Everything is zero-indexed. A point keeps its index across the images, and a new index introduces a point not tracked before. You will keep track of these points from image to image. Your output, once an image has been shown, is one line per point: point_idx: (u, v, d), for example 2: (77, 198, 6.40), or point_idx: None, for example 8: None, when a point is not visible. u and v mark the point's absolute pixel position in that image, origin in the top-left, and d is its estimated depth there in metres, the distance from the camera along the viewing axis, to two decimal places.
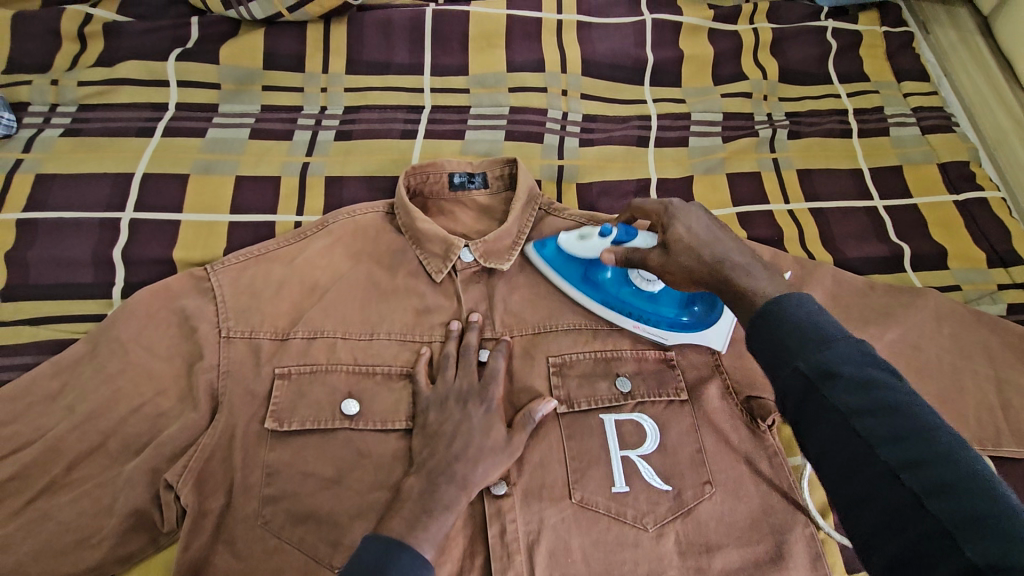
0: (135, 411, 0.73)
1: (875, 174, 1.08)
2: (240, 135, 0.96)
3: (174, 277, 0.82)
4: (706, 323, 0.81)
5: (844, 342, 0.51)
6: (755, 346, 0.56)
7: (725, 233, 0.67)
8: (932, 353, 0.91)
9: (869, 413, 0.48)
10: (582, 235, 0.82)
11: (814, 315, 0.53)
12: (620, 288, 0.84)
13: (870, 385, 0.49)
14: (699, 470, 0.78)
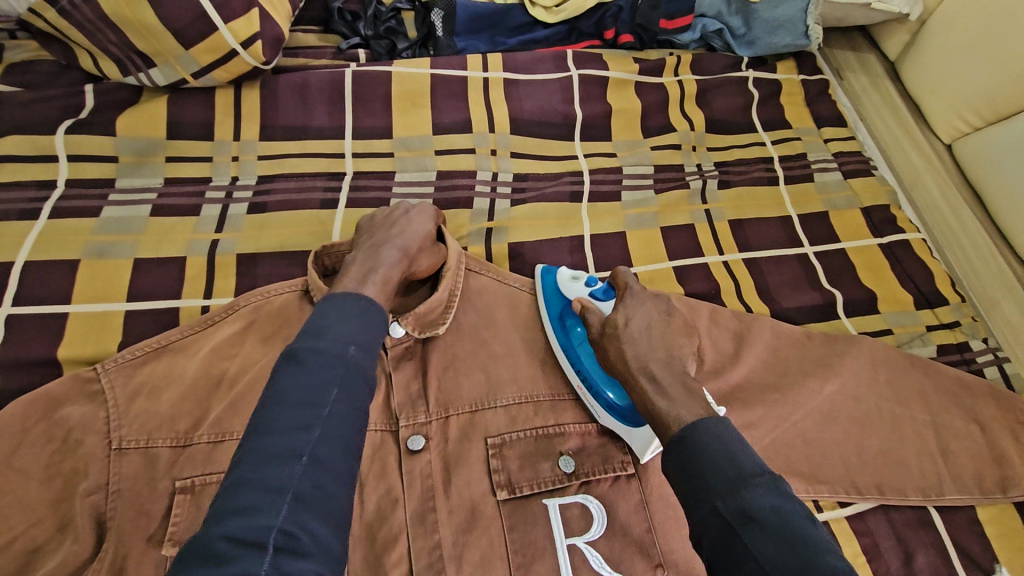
0: (4, 549, 0.63)
1: (803, 220, 1.10)
2: (139, 213, 0.88)
3: (56, 381, 0.73)
4: (636, 419, 0.77)
5: (761, 485, 0.52)
6: (676, 480, 0.57)
7: (659, 335, 0.73)
8: (872, 402, 0.90)
9: (788, 566, 0.48)
10: (576, 275, 0.87)
11: (733, 452, 0.55)
12: (581, 343, 0.82)
13: (786, 535, 0.49)
14: (649, 553, 0.74)
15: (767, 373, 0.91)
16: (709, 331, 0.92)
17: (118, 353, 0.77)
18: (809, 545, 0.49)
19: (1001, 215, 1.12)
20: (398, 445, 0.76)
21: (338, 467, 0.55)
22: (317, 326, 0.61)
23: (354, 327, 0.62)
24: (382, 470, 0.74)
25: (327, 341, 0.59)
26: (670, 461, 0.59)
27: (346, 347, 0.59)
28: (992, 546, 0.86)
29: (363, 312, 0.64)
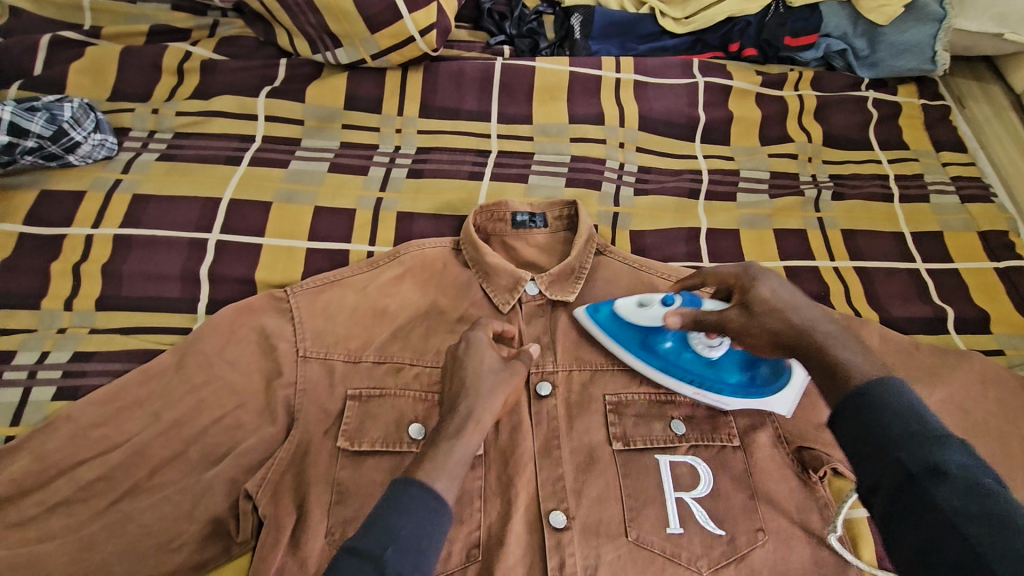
0: (216, 422, 0.77)
1: (916, 237, 1.13)
2: (320, 168, 1.03)
3: (255, 296, 0.86)
4: (771, 389, 0.82)
5: (956, 448, 0.53)
6: (852, 433, 0.58)
7: (806, 301, 0.70)
8: (978, 415, 0.92)
9: (979, 520, 0.49)
10: (642, 302, 0.84)
11: (924, 415, 0.56)
12: (681, 355, 0.84)
13: (977, 490, 0.50)
14: (752, 517, 0.80)
15: None
16: None
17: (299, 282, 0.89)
18: (997, 500, 0.49)
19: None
20: (527, 388, 0.85)
21: None
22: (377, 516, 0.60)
23: (407, 530, 0.59)
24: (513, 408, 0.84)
25: (367, 539, 0.59)
26: (840, 417, 0.60)
27: (386, 548, 0.58)
28: None
29: (430, 506, 0.62)
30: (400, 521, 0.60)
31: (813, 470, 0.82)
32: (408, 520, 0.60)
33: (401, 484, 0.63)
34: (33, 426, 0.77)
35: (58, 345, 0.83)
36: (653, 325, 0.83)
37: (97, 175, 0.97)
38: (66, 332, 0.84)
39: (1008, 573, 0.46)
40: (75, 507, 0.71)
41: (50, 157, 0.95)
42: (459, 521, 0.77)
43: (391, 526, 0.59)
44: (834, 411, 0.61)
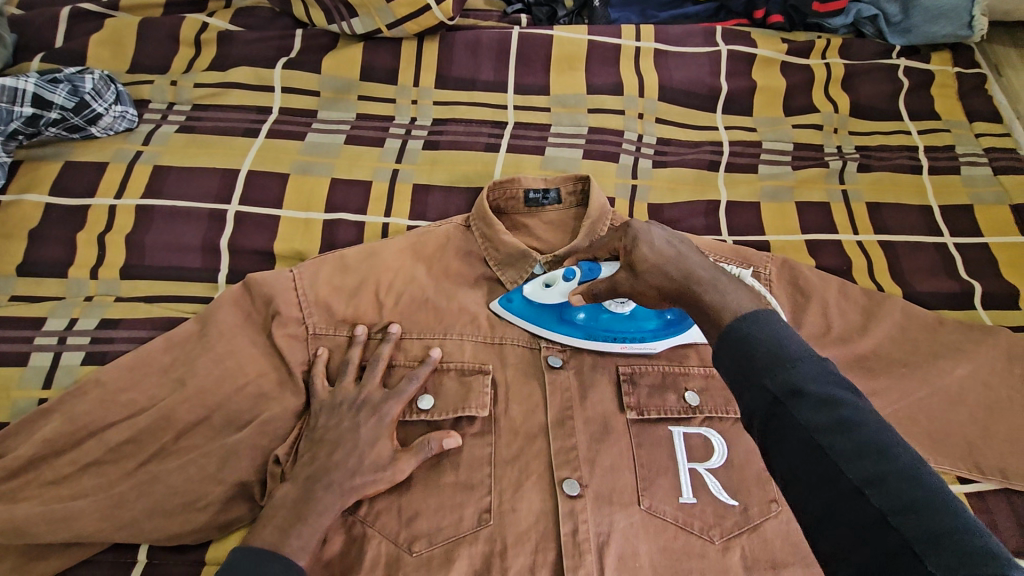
0: (239, 389, 0.78)
1: (944, 211, 1.09)
2: (336, 140, 1.03)
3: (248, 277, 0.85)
4: (685, 323, 0.86)
5: (820, 372, 0.50)
6: (726, 360, 0.55)
7: (687, 247, 0.65)
8: (1003, 393, 0.90)
9: (839, 440, 0.47)
10: (547, 282, 0.85)
11: (791, 340, 0.53)
12: (598, 320, 0.85)
13: (839, 408, 0.49)
14: (766, 488, 0.80)
15: (894, 350, 0.93)
16: (836, 304, 0.95)
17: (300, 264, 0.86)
18: (850, 410, 0.48)
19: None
20: (540, 360, 0.85)
21: None
22: None
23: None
24: (524, 380, 0.84)
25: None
26: (718, 351, 0.56)
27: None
28: None
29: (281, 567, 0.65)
30: None
31: None
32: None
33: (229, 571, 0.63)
34: (65, 389, 0.78)
35: (86, 313, 0.84)
36: (563, 301, 0.85)
37: (118, 146, 0.98)
38: (94, 300, 0.86)
39: (862, 480, 0.46)
40: (106, 468, 0.73)
41: (72, 129, 0.96)
42: (471, 487, 0.78)
43: None
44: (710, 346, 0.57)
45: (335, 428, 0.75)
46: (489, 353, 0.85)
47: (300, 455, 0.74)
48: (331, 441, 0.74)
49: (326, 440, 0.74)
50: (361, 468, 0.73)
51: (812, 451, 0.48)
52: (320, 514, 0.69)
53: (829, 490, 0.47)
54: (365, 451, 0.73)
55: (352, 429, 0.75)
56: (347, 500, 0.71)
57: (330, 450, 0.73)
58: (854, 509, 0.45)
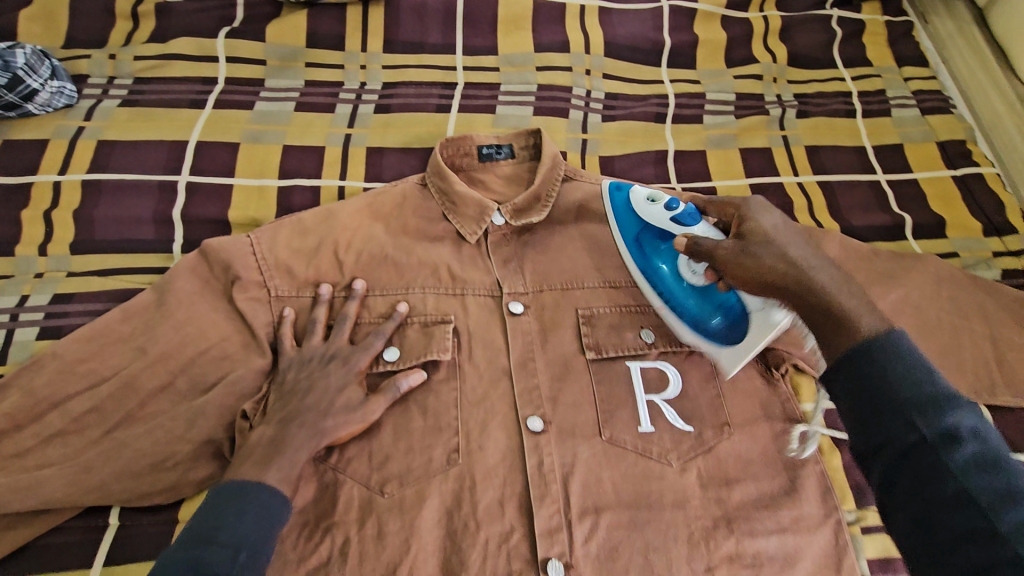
0: (202, 353, 0.79)
1: (877, 151, 1.15)
2: (285, 108, 1.03)
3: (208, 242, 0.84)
4: (726, 333, 0.85)
5: (948, 397, 0.52)
6: (840, 376, 0.57)
7: (795, 232, 0.71)
8: (932, 315, 0.97)
9: (966, 456, 0.51)
10: (654, 198, 0.89)
11: (923, 365, 0.54)
12: (666, 269, 0.89)
13: (965, 435, 0.51)
14: (719, 413, 0.85)
15: None
16: None
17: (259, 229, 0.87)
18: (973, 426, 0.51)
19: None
20: (500, 309, 0.88)
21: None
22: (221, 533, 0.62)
23: (249, 530, 0.62)
24: (486, 328, 0.87)
25: (215, 548, 0.59)
26: (837, 374, 0.57)
27: (239, 554, 0.60)
28: None
29: (268, 506, 0.65)
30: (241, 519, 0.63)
31: (776, 368, 0.89)
32: (249, 522, 0.63)
33: (225, 491, 0.65)
34: (21, 364, 0.76)
35: (37, 290, 0.83)
36: (653, 224, 0.89)
37: (58, 123, 0.95)
38: (44, 276, 0.84)
39: (992, 502, 0.49)
40: (70, 438, 0.73)
41: (8, 106, 0.93)
42: (439, 430, 0.80)
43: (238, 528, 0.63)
44: (828, 373, 0.58)
45: (305, 377, 0.77)
46: (452, 304, 0.87)
47: (270, 404, 0.76)
48: (303, 390, 0.76)
49: (298, 387, 0.76)
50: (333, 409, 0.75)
51: (941, 476, 0.50)
52: (295, 449, 0.71)
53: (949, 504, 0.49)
54: (337, 395, 0.76)
55: (322, 375, 0.77)
56: (319, 441, 0.73)
57: (302, 395, 0.76)
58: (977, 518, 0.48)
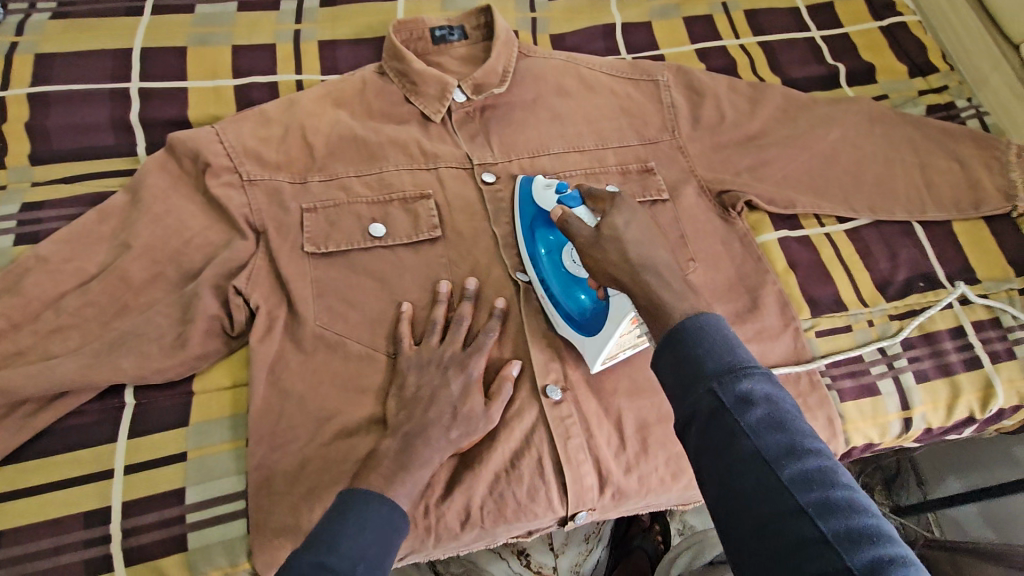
0: (188, 243, 0.79)
1: (811, 10, 1.21)
2: (228, 9, 1.01)
3: (177, 141, 0.83)
4: (590, 330, 0.77)
5: (741, 367, 0.50)
6: (667, 382, 0.53)
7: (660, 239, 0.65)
8: (867, 148, 1.05)
9: (771, 447, 0.47)
10: (550, 184, 0.83)
11: (725, 341, 0.52)
12: (552, 257, 0.81)
13: (758, 399, 0.49)
14: (683, 251, 0.93)
15: (779, 126, 1.05)
16: (727, 96, 1.05)
17: (224, 121, 0.87)
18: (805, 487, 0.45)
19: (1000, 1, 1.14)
20: (473, 179, 0.91)
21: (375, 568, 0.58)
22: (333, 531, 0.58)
23: (370, 547, 0.58)
24: (463, 196, 0.89)
25: (337, 559, 0.56)
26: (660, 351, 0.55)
27: (356, 567, 0.56)
28: (964, 251, 1.01)
29: (390, 520, 0.61)
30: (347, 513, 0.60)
31: (732, 207, 0.97)
32: (369, 539, 0.59)
33: (352, 497, 0.62)
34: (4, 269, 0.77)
35: (5, 201, 0.82)
36: (544, 209, 0.82)
37: None
38: (9, 188, 0.83)
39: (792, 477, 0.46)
40: (68, 332, 0.74)
41: None
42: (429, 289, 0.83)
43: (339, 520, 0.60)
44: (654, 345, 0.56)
45: (426, 385, 0.74)
46: (428, 180, 0.89)
47: (394, 413, 0.73)
48: (423, 396, 0.73)
49: (420, 397, 0.73)
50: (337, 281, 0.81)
51: (736, 439, 0.47)
52: (421, 466, 0.69)
53: (741, 467, 0.47)
54: (458, 408, 0.73)
55: (444, 386, 0.74)
56: (446, 453, 0.71)
57: (425, 407, 0.72)
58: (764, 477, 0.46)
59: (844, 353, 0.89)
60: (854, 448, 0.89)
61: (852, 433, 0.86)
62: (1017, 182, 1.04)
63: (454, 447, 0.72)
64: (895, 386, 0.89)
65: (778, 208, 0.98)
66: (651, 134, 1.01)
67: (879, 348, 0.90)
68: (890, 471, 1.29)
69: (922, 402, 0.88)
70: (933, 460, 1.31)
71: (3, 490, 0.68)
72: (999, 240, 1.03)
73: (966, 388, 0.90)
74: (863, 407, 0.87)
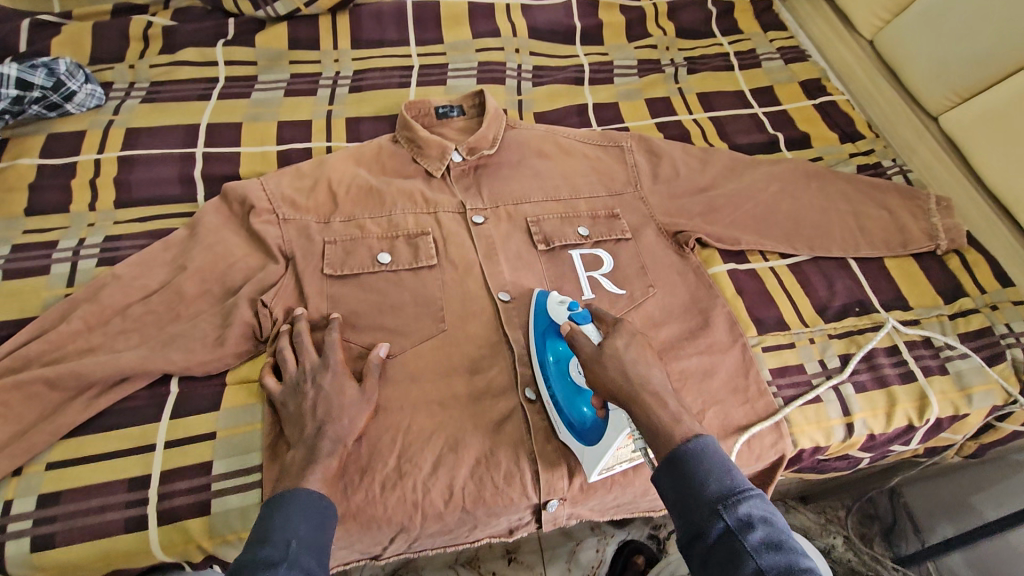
0: (231, 266, 0.98)
1: (753, 92, 1.46)
2: (276, 95, 1.27)
3: (229, 189, 1.04)
4: (591, 440, 0.84)
5: (738, 494, 0.66)
6: (668, 498, 0.69)
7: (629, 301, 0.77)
8: (806, 197, 1.21)
9: (768, 562, 0.62)
10: (563, 303, 0.92)
11: (722, 467, 0.68)
12: (558, 369, 0.89)
13: (755, 521, 0.65)
14: (644, 278, 1.09)
15: (728, 178, 1.23)
16: (682, 158, 1.24)
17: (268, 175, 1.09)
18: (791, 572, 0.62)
19: (912, 81, 1.37)
20: (466, 220, 1.10)
21: (315, 544, 0.70)
22: (266, 531, 0.69)
23: (300, 525, 0.70)
24: (456, 233, 1.08)
25: (271, 545, 0.68)
26: (664, 469, 0.70)
27: (289, 543, 0.68)
28: (897, 283, 1.15)
29: (321, 508, 0.74)
30: (274, 517, 0.71)
31: (686, 245, 1.13)
32: (298, 519, 0.71)
33: (281, 496, 0.74)
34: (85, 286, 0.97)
35: (91, 234, 1.04)
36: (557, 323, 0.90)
37: (92, 118, 1.18)
38: (96, 225, 1.05)
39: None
40: (130, 333, 0.91)
41: (51, 106, 1.14)
42: (425, 305, 0.99)
43: (267, 520, 0.71)
44: (658, 463, 0.71)
45: (306, 399, 0.84)
46: (428, 221, 1.09)
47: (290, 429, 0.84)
48: (308, 405, 0.84)
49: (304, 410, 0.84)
50: (352, 296, 0.99)
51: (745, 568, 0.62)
52: (326, 453, 0.80)
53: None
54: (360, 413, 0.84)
55: (347, 395, 0.85)
56: (342, 448, 0.81)
57: (314, 412, 0.83)
58: (751, 568, 0.62)
59: (803, 397, 0.99)
60: (804, 452, 0.99)
61: (799, 436, 0.97)
62: (939, 225, 1.19)
63: (349, 438, 0.82)
64: (835, 395, 1.00)
65: (725, 245, 1.15)
66: (618, 187, 1.20)
67: (829, 380, 1.01)
68: (887, 521, 1.37)
69: (862, 410, 0.99)
70: (928, 506, 1.35)
71: (72, 455, 0.84)
72: (926, 273, 1.17)
73: (903, 398, 1.01)
74: (807, 413, 0.99)
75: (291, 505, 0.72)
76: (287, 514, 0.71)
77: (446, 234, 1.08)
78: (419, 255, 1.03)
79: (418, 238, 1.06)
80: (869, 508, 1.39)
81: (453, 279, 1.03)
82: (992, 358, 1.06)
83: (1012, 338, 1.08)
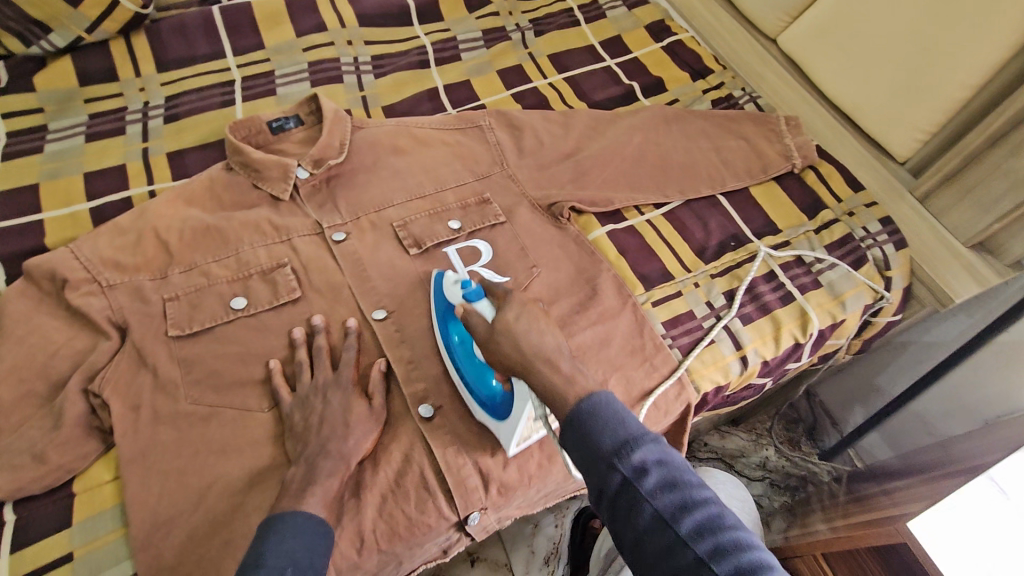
0: (53, 356, 0.84)
1: (602, 44, 1.44)
2: (76, 143, 1.10)
3: (29, 265, 0.89)
4: (503, 415, 0.82)
5: (632, 441, 0.63)
6: (573, 457, 0.66)
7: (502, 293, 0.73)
8: (668, 141, 1.21)
9: (668, 507, 0.60)
10: (455, 280, 0.89)
11: (618, 418, 0.65)
12: (462, 349, 0.88)
13: (652, 467, 0.62)
14: (526, 260, 1.05)
15: (591, 138, 1.21)
16: (541, 126, 1.20)
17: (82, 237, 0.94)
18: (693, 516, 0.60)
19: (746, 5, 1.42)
20: (326, 240, 1.01)
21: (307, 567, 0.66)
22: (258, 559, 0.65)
23: (297, 550, 0.67)
24: (316, 257, 0.99)
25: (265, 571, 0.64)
26: (568, 431, 0.66)
27: (286, 570, 0.65)
28: (764, 209, 1.19)
29: (319, 529, 0.71)
30: (268, 543, 0.67)
31: (561, 216, 1.11)
32: (294, 544, 0.68)
33: (275, 519, 0.70)
34: None
35: None
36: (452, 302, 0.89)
37: None
38: None
39: (685, 531, 0.59)
40: None
41: None
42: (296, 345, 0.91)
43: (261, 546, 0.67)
44: (563, 429, 0.67)
45: (313, 413, 0.81)
46: (282, 251, 0.99)
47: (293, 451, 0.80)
48: (315, 424, 0.80)
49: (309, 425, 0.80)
50: (209, 355, 0.88)
51: (651, 525, 0.60)
52: (328, 475, 0.76)
53: (645, 531, 0.60)
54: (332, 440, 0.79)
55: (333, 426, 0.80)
56: (345, 463, 0.78)
57: (315, 432, 0.79)
58: (651, 516, 0.60)
59: (699, 344, 1.01)
60: (708, 394, 1.01)
61: (700, 381, 0.99)
62: (792, 144, 1.23)
63: (351, 456, 0.79)
64: (726, 333, 1.03)
65: (599, 207, 1.12)
66: (483, 169, 1.15)
67: (721, 321, 1.03)
68: (808, 420, 1.50)
69: (752, 340, 1.03)
70: (840, 396, 1.45)
71: None
72: (789, 193, 1.21)
73: (787, 319, 1.05)
74: (703, 357, 1.01)
75: (288, 529, 0.69)
76: (284, 539, 0.68)
77: (306, 261, 0.98)
78: (278, 291, 0.94)
79: (274, 272, 0.96)
80: (792, 413, 1.51)
81: (322, 309, 0.95)
82: (858, 262, 1.12)
83: (870, 239, 1.14)
